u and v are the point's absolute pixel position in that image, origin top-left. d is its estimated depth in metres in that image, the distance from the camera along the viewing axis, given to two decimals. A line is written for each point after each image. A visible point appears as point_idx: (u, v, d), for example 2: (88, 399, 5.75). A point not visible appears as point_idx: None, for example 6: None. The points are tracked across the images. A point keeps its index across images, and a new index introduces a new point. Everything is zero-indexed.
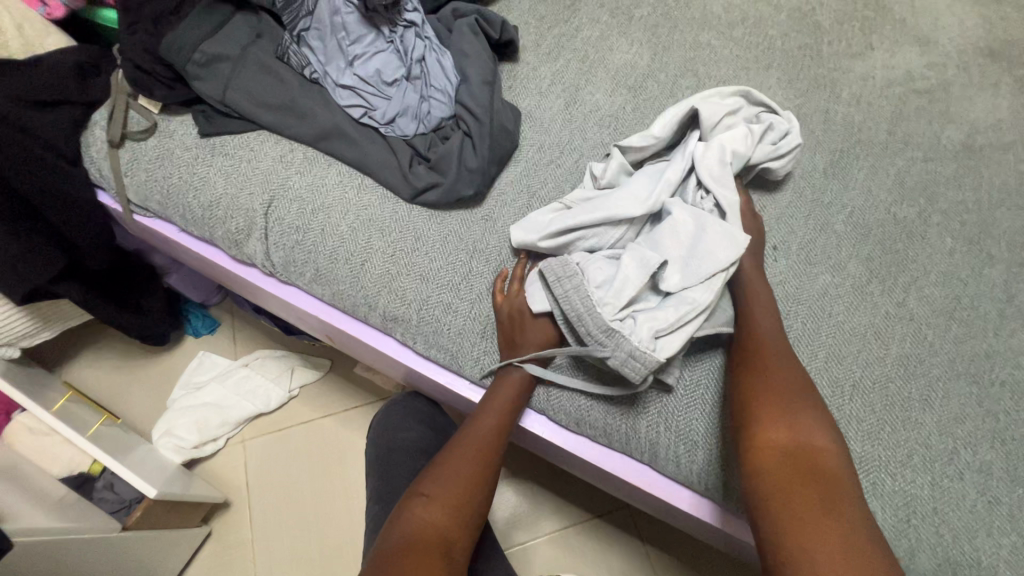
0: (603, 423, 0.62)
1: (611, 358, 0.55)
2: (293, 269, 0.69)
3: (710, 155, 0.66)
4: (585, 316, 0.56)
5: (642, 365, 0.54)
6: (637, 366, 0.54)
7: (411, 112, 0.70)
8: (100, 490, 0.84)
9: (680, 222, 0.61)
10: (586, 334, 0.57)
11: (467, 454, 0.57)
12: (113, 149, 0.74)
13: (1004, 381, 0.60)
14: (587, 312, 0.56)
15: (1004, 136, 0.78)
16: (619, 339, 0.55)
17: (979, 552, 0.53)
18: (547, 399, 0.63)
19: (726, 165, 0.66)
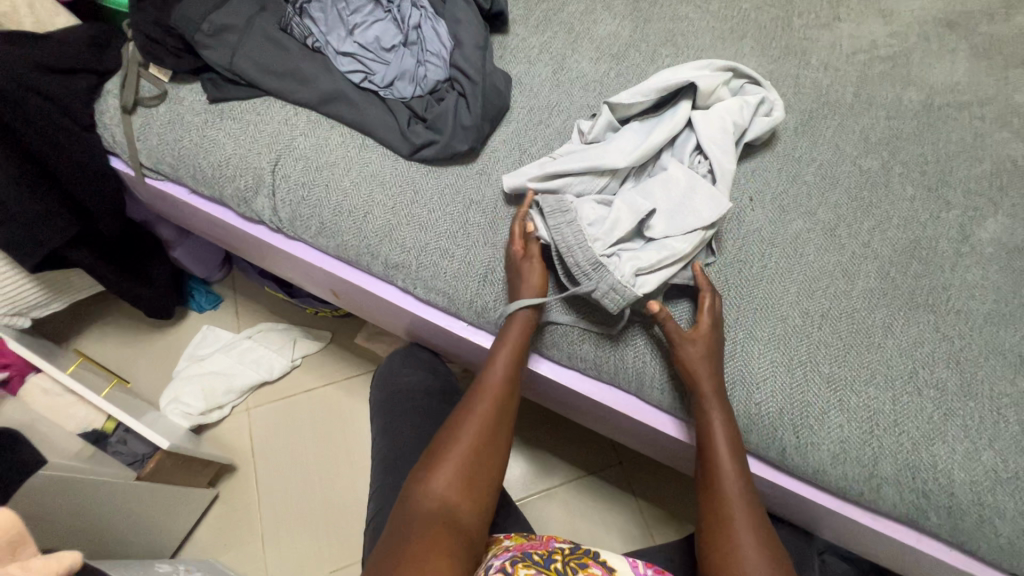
0: (593, 356, 0.66)
1: (594, 290, 0.60)
2: (299, 224, 0.74)
3: (708, 125, 0.69)
4: (575, 249, 0.61)
5: (621, 297, 0.59)
6: (615, 297, 0.59)
7: (409, 76, 0.76)
8: (114, 444, 0.88)
9: (670, 179, 0.66)
10: (575, 266, 0.61)
11: (482, 416, 0.59)
12: (127, 115, 0.78)
13: (959, 311, 0.66)
14: (577, 245, 0.61)
15: (960, 97, 0.82)
16: (603, 273, 0.60)
17: (936, 457, 0.58)
18: (540, 335, 0.68)
19: (719, 131, 0.69)
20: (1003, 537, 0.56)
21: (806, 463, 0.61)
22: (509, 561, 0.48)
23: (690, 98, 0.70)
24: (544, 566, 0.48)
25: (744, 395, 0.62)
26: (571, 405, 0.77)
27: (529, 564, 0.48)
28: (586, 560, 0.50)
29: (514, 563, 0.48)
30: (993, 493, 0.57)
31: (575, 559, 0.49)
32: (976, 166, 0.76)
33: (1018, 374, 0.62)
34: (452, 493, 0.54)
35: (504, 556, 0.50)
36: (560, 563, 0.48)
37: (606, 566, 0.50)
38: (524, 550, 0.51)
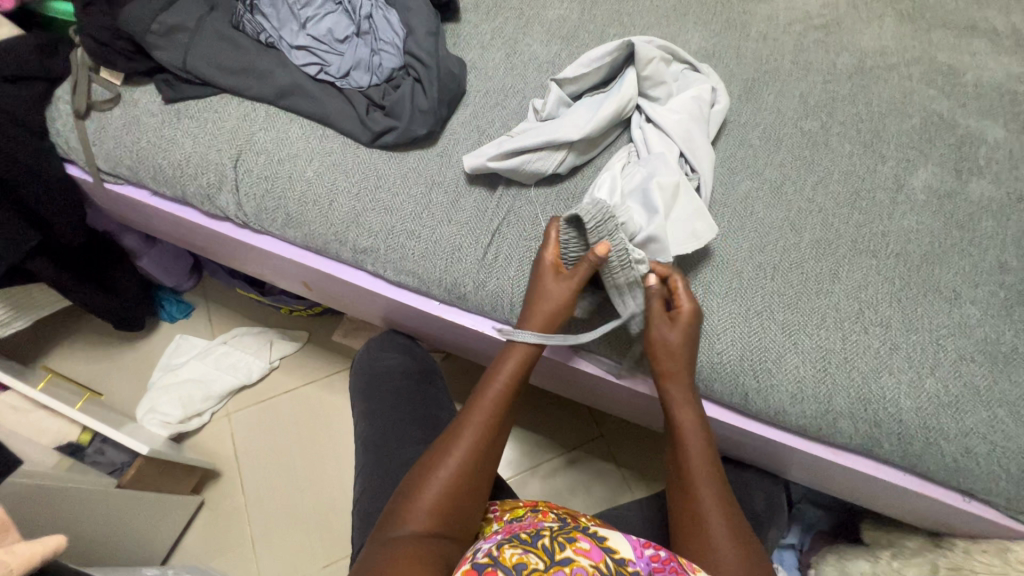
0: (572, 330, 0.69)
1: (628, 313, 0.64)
2: (265, 217, 0.74)
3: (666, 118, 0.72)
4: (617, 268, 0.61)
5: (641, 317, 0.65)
6: (637, 317, 0.64)
7: (364, 65, 0.78)
8: (90, 455, 0.87)
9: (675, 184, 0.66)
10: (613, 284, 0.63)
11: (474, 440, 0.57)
12: (80, 121, 0.78)
13: (898, 254, 0.70)
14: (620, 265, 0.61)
15: (889, 58, 0.87)
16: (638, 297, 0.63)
17: (885, 387, 0.63)
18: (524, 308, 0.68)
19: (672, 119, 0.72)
20: (949, 456, 0.61)
21: (767, 406, 0.65)
22: (495, 545, 0.45)
23: (632, 70, 0.73)
24: (531, 546, 0.44)
25: (707, 347, 0.66)
26: (553, 374, 0.80)
27: (515, 544, 0.44)
28: (575, 534, 0.46)
29: (499, 546, 0.44)
30: (937, 417, 0.61)
31: (564, 533, 0.45)
32: (907, 121, 0.81)
33: (953, 307, 0.67)
34: (445, 510, 0.53)
35: (492, 541, 0.47)
36: (548, 539, 0.44)
37: (598, 539, 0.46)
38: (512, 533, 0.48)
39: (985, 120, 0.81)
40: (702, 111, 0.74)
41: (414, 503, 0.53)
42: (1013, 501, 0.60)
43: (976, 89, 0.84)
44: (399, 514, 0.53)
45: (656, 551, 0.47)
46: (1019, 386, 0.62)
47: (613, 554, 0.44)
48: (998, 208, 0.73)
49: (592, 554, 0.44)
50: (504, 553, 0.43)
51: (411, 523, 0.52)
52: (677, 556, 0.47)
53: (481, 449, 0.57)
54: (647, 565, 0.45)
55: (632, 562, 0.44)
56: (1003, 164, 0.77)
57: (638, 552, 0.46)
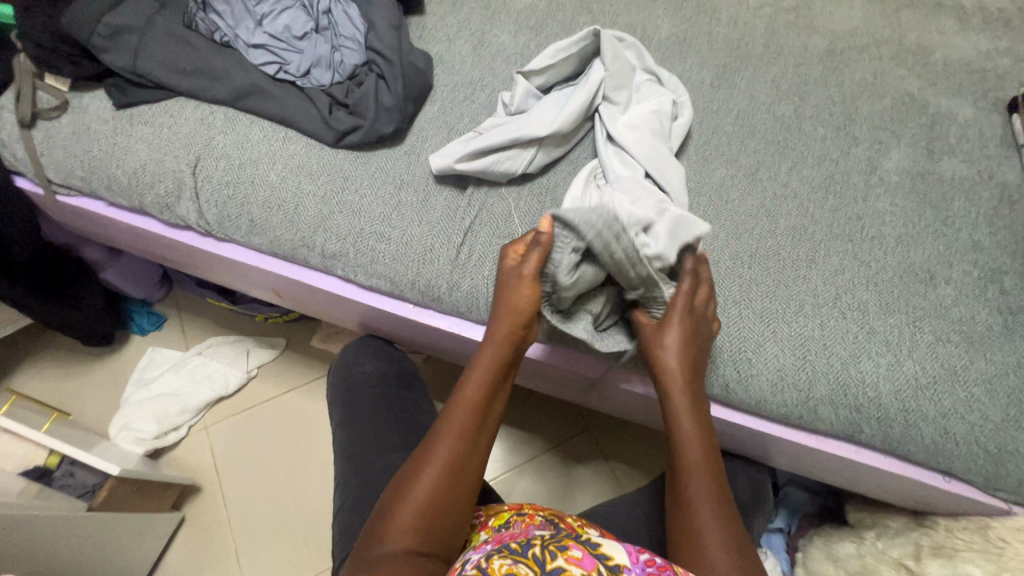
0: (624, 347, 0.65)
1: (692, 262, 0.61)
2: (228, 224, 0.72)
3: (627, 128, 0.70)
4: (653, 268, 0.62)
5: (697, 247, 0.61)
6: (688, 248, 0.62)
7: (325, 62, 0.75)
8: (59, 478, 0.83)
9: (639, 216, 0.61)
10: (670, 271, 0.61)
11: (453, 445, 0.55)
12: (26, 130, 0.75)
13: (873, 237, 0.70)
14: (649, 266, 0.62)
15: (860, 39, 0.86)
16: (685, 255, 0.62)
17: (863, 372, 0.63)
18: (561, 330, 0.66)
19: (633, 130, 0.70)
20: (928, 438, 0.61)
21: (749, 396, 0.64)
22: (484, 556, 0.44)
23: (599, 68, 0.72)
24: (521, 555, 0.43)
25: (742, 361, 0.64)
26: (558, 380, 0.78)
27: (505, 554, 0.43)
28: (567, 542, 0.44)
29: (488, 556, 0.43)
30: (915, 399, 0.61)
31: (554, 542, 0.44)
32: (879, 102, 0.80)
33: (928, 288, 0.67)
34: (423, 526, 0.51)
35: (480, 552, 0.46)
36: (538, 549, 0.43)
37: (590, 547, 0.44)
38: (502, 542, 0.47)
39: (955, 99, 0.81)
40: (663, 126, 0.71)
41: (393, 521, 0.51)
42: (991, 479, 0.60)
43: (945, 68, 0.84)
44: (377, 535, 0.51)
45: (652, 558, 0.45)
46: (994, 364, 0.62)
47: (606, 561, 0.43)
48: (970, 187, 0.73)
49: (585, 562, 0.42)
50: (493, 563, 0.42)
51: (393, 542, 0.50)
52: (672, 563, 0.45)
53: (460, 455, 0.55)
54: (643, 570, 0.44)
55: (626, 568, 0.43)
56: (974, 142, 0.77)
57: (633, 558, 0.44)
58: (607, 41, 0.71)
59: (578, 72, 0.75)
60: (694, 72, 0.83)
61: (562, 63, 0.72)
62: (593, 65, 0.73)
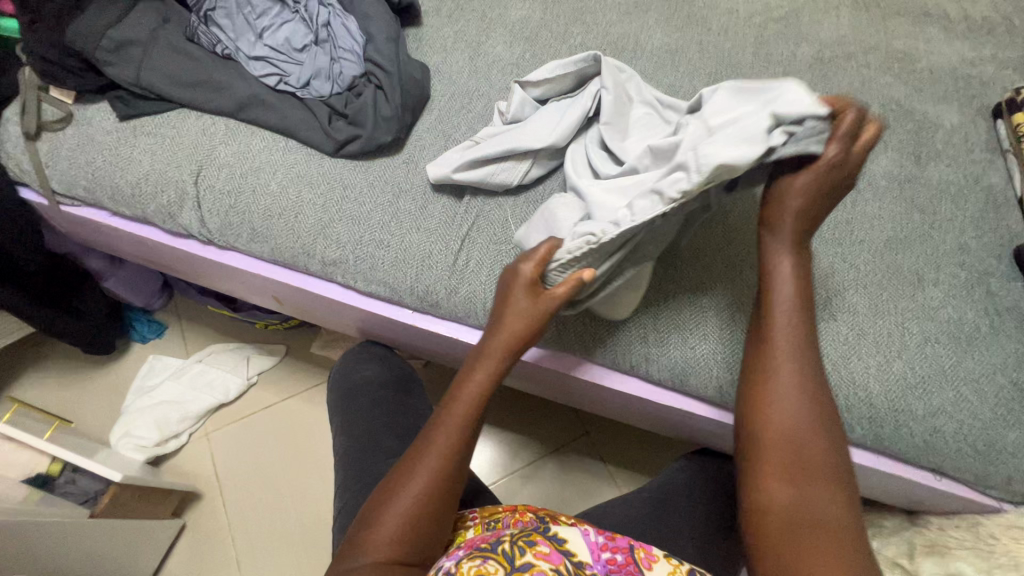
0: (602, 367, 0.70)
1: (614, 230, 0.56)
2: (229, 233, 0.73)
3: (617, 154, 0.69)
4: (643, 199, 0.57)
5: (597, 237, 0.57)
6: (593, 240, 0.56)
7: (324, 74, 0.76)
8: (61, 485, 0.84)
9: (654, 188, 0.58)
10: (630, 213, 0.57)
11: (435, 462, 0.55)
12: (31, 142, 0.76)
13: (862, 240, 0.72)
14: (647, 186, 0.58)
15: (847, 47, 0.89)
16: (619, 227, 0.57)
17: (854, 373, 0.64)
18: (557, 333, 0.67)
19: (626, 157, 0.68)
20: (918, 437, 0.62)
21: None
22: (455, 560, 0.46)
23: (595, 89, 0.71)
24: (490, 554, 0.45)
25: (735, 363, 0.65)
26: (556, 385, 0.79)
27: (475, 554, 0.45)
28: (535, 538, 0.46)
29: (459, 560, 0.45)
30: (905, 399, 0.63)
31: (524, 538, 0.46)
32: (866, 109, 0.82)
33: (917, 290, 0.68)
34: (402, 537, 0.52)
35: (454, 558, 0.47)
36: (508, 545, 0.45)
37: (558, 543, 0.47)
38: (476, 543, 0.49)
39: (941, 105, 0.83)
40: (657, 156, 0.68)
41: (373, 531, 0.52)
42: (981, 476, 0.61)
43: (931, 75, 0.86)
44: (359, 540, 0.52)
45: (614, 552, 0.48)
46: (981, 364, 0.64)
47: (571, 558, 0.45)
48: (957, 191, 0.75)
49: (552, 557, 0.45)
50: (463, 566, 0.44)
51: (373, 547, 0.51)
52: (632, 553, 0.48)
53: (448, 465, 0.55)
54: (604, 566, 0.47)
55: (589, 565, 0.46)
56: (960, 147, 0.79)
57: (595, 554, 0.47)
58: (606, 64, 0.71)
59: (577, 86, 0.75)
60: (686, 80, 0.85)
61: (560, 80, 0.73)
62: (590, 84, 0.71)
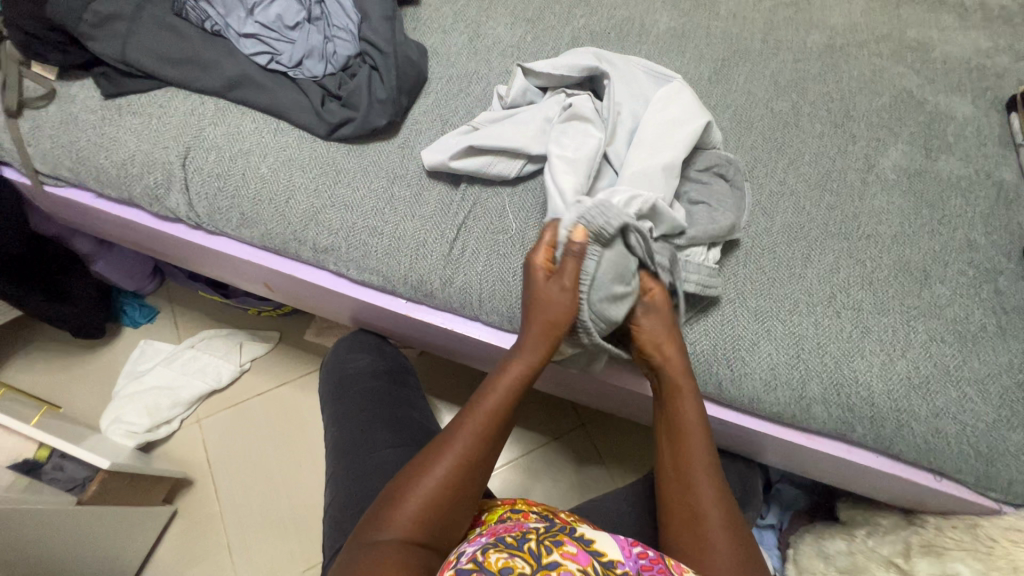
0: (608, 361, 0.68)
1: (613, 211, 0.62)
2: (219, 217, 0.71)
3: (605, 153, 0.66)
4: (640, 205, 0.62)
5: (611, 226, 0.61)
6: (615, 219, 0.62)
7: (317, 53, 0.74)
8: (48, 472, 0.82)
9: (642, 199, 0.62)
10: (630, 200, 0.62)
11: (455, 472, 0.52)
12: (13, 120, 0.73)
13: (868, 236, 0.70)
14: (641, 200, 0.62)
15: (859, 35, 0.86)
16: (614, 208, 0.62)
17: (857, 371, 0.62)
18: None
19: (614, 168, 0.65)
20: (920, 437, 0.61)
21: (740, 393, 0.64)
22: (480, 549, 0.43)
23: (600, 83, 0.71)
24: (516, 549, 0.43)
25: (738, 363, 0.64)
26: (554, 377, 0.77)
27: (500, 548, 0.43)
28: (562, 537, 0.44)
29: (484, 549, 0.43)
30: (908, 399, 0.61)
31: (550, 536, 0.44)
32: (876, 99, 0.80)
33: (924, 288, 0.66)
34: (426, 524, 0.50)
35: (475, 545, 0.45)
36: (534, 543, 0.43)
37: (585, 543, 0.44)
38: (497, 535, 0.46)
39: (954, 96, 0.80)
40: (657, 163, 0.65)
41: (400, 510, 0.50)
42: (983, 478, 0.60)
43: (945, 65, 0.83)
44: (385, 517, 0.50)
45: (645, 550, 0.45)
46: (987, 364, 0.62)
47: (600, 558, 0.43)
48: (967, 186, 0.73)
49: (580, 557, 0.42)
50: (489, 557, 0.42)
51: (399, 528, 0.49)
52: (663, 557, 0.46)
53: (473, 467, 0.53)
54: (635, 563, 0.44)
55: (621, 563, 0.43)
56: (971, 141, 0.77)
57: (627, 552, 0.44)
58: (605, 75, 0.71)
59: (581, 83, 0.74)
60: (691, 67, 0.82)
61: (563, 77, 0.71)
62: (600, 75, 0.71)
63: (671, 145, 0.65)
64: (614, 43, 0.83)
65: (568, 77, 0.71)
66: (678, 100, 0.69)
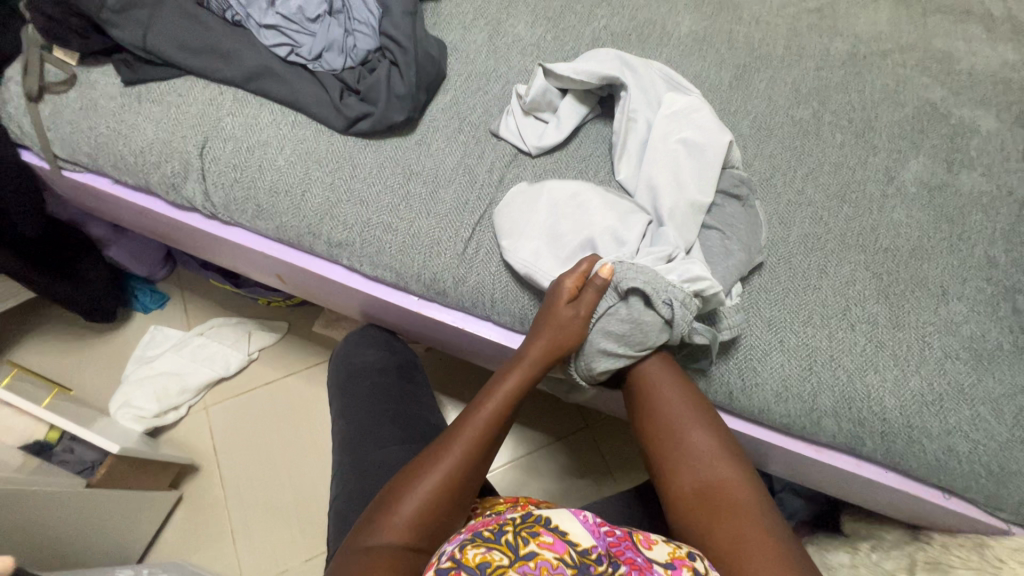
0: None
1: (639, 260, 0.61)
2: (234, 208, 0.71)
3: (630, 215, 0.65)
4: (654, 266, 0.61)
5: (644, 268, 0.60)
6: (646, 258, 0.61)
7: (337, 47, 0.74)
8: (59, 454, 0.84)
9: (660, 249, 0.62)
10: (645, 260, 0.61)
11: (455, 465, 0.53)
12: (33, 104, 0.74)
13: (886, 249, 0.69)
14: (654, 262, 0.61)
15: (884, 44, 0.85)
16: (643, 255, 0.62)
17: (870, 386, 0.62)
18: None
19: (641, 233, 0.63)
20: (930, 455, 0.60)
21: (751, 404, 0.64)
22: (457, 545, 0.43)
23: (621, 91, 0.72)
24: (494, 543, 0.43)
25: (745, 374, 0.63)
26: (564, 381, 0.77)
27: (478, 542, 0.43)
28: (539, 527, 0.44)
29: (461, 547, 0.42)
30: (921, 416, 0.61)
31: (527, 525, 0.44)
32: (899, 110, 0.79)
33: (940, 303, 0.66)
34: (419, 524, 0.50)
35: (454, 542, 0.45)
36: (511, 535, 0.43)
37: (560, 530, 0.44)
38: (475, 528, 0.46)
39: (978, 110, 0.79)
40: (672, 187, 0.66)
41: (393, 513, 0.50)
42: (992, 498, 0.60)
43: (969, 78, 0.82)
44: (378, 522, 0.50)
45: (613, 529, 0.46)
46: (1002, 383, 0.62)
47: (575, 545, 0.43)
48: (988, 202, 0.72)
49: (556, 546, 0.42)
50: (467, 554, 0.41)
51: (389, 531, 0.49)
52: (633, 535, 0.46)
53: (466, 467, 0.53)
54: (608, 545, 0.44)
55: (595, 548, 0.43)
56: (994, 156, 0.75)
57: (598, 534, 0.44)
58: (624, 81, 0.71)
59: (601, 89, 0.74)
60: (713, 72, 0.81)
61: (581, 81, 0.70)
62: (619, 83, 0.71)
63: (699, 182, 0.66)
64: (634, 45, 0.83)
65: (586, 81, 0.71)
66: (696, 118, 0.69)
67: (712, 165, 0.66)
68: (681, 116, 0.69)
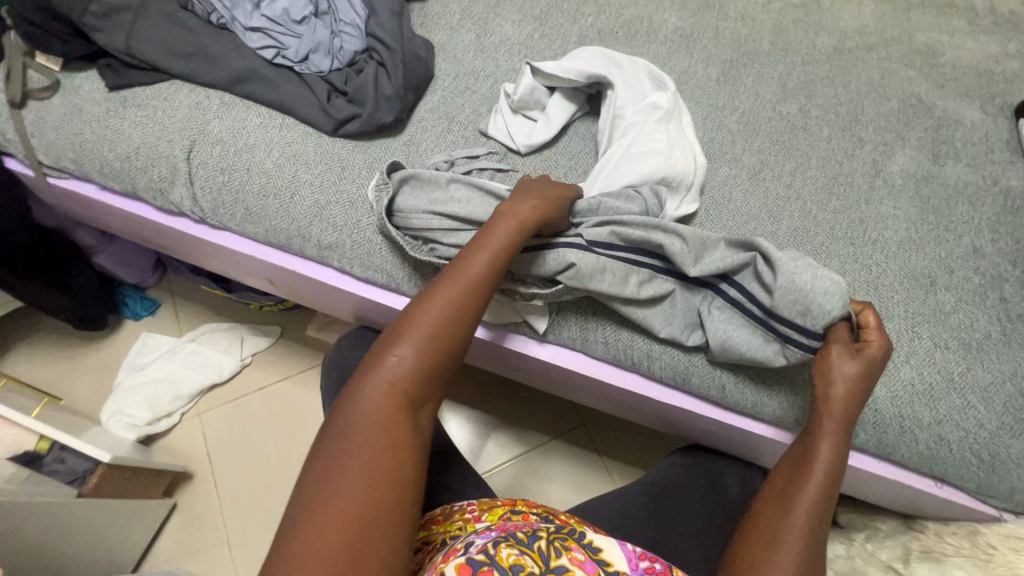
0: (604, 353, 0.67)
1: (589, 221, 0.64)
2: (223, 212, 0.70)
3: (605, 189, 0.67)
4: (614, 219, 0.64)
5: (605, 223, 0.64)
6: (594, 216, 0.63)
7: (324, 49, 0.73)
8: (49, 464, 0.82)
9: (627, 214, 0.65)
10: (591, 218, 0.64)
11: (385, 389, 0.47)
12: (16, 110, 0.73)
13: (875, 241, 0.69)
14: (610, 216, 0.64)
15: (868, 38, 0.85)
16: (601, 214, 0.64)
17: None
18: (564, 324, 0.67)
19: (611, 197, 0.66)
20: (922, 444, 0.61)
21: (745, 399, 0.64)
22: (491, 541, 0.43)
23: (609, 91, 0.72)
24: (527, 547, 0.42)
25: (735, 369, 0.64)
26: (556, 380, 0.77)
27: (511, 543, 0.43)
28: (572, 542, 0.44)
29: (496, 543, 0.42)
30: (912, 405, 0.61)
31: (559, 538, 0.44)
32: (885, 103, 0.79)
33: (929, 294, 0.66)
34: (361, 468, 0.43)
35: (487, 536, 0.45)
36: (544, 543, 0.43)
37: (593, 550, 0.44)
38: (508, 530, 0.46)
39: (962, 102, 0.80)
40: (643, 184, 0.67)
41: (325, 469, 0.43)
42: (983, 485, 0.60)
43: (953, 70, 0.82)
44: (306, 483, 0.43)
45: (653, 561, 0.44)
46: (990, 372, 0.62)
47: (607, 568, 0.42)
48: (974, 192, 0.73)
49: (587, 566, 0.42)
50: (501, 552, 0.41)
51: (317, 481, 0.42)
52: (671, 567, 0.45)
53: (406, 393, 0.47)
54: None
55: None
56: (979, 147, 0.76)
57: (634, 564, 0.43)
58: (612, 83, 0.71)
59: (588, 90, 0.75)
60: (700, 68, 0.82)
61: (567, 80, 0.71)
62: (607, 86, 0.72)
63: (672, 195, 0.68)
64: (622, 43, 0.83)
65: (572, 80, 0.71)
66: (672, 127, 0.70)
67: (692, 184, 0.68)
68: (662, 122, 0.69)
